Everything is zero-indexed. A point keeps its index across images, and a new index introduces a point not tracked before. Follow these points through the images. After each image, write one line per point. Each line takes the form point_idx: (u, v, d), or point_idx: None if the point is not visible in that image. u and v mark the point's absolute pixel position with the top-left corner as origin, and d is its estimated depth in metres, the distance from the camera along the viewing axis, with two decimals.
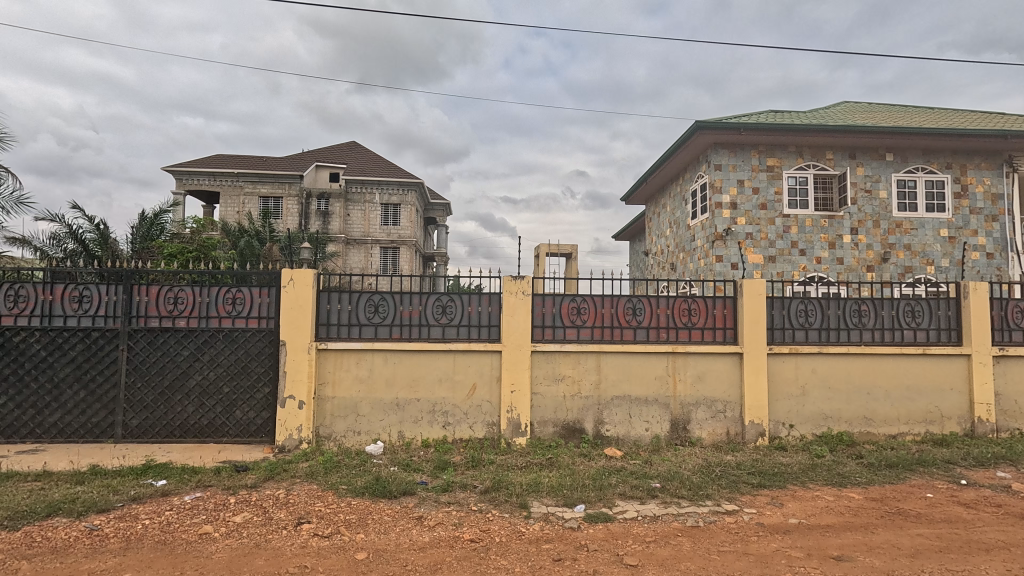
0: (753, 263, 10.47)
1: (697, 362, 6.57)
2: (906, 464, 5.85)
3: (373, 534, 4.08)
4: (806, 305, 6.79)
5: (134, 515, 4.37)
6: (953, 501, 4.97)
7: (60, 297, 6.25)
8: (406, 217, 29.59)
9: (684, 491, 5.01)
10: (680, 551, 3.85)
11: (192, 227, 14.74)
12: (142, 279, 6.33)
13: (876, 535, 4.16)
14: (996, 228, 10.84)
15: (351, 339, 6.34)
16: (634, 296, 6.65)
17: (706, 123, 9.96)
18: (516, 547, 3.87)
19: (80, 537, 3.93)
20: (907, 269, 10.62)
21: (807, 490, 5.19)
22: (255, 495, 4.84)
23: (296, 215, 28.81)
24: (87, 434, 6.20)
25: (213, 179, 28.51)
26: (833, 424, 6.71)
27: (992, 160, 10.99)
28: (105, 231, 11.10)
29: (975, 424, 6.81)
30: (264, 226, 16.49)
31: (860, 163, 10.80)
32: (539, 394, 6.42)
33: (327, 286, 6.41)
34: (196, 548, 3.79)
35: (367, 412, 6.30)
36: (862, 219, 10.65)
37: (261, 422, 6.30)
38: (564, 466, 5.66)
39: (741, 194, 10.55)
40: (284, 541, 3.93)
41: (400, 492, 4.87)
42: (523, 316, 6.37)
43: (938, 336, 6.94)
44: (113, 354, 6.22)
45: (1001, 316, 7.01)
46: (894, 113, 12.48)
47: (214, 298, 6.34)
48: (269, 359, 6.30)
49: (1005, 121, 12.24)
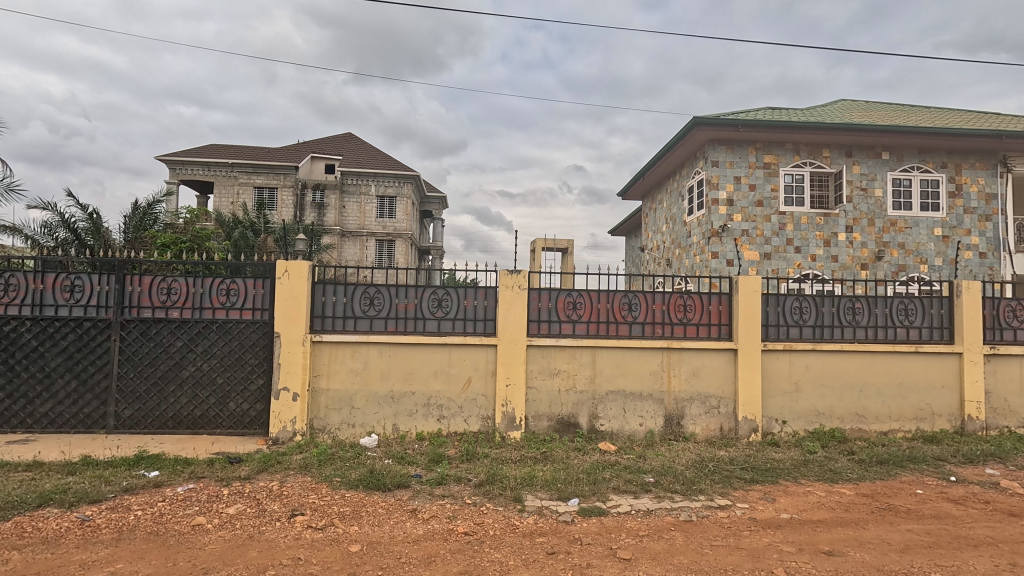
0: (749, 259, 10.52)
1: (692, 358, 6.60)
2: (897, 461, 5.90)
3: (368, 526, 4.08)
4: (800, 303, 6.81)
5: (126, 506, 4.35)
6: (942, 497, 5.03)
7: (51, 286, 6.18)
8: (401, 209, 29.46)
9: (677, 486, 5.04)
10: (674, 545, 3.87)
11: (186, 218, 14.63)
12: (135, 269, 6.28)
13: (866, 530, 4.20)
14: (990, 228, 10.92)
15: (347, 331, 6.32)
16: (630, 292, 6.65)
17: (704, 119, 9.94)
18: (511, 541, 3.88)
19: (72, 528, 3.91)
20: (900, 267, 10.69)
21: (799, 486, 5.23)
22: (250, 487, 4.83)
23: (291, 207, 28.67)
24: (79, 424, 6.16)
25: (207, 170, 28.24)
26: (825, 421, 6.75)
27: (988, 159, 11.04)
28: (97, 220, 11.02)
29: (964, 422, 6.88)
30: (259, 218, 16.34)
31: (856, 161, 10.82)
32: (535, 389, 6.43)
33: (322, 278, 6.37)
34: (189, 540, 3.78)
35: (362, 404, 6.29)
36: (857, 218, 10.69)
37: (256, 414, 6.27)
38: (558, 461, 5.67)
39: (738, 191, 10.56)
40: (279, 533, 3.93)
41: (394, 485, 4.88)
42: (518, 311, 6.37)
43: (931, 334, 6.99)
44: (105, 345, 6.17)
45: (994, 315, 7.06)
46: (890, 112, 12.50)
47: (208, 289, 6.28)
48: (263, 351, 6.28)
49: (1000, 121, 12.32)
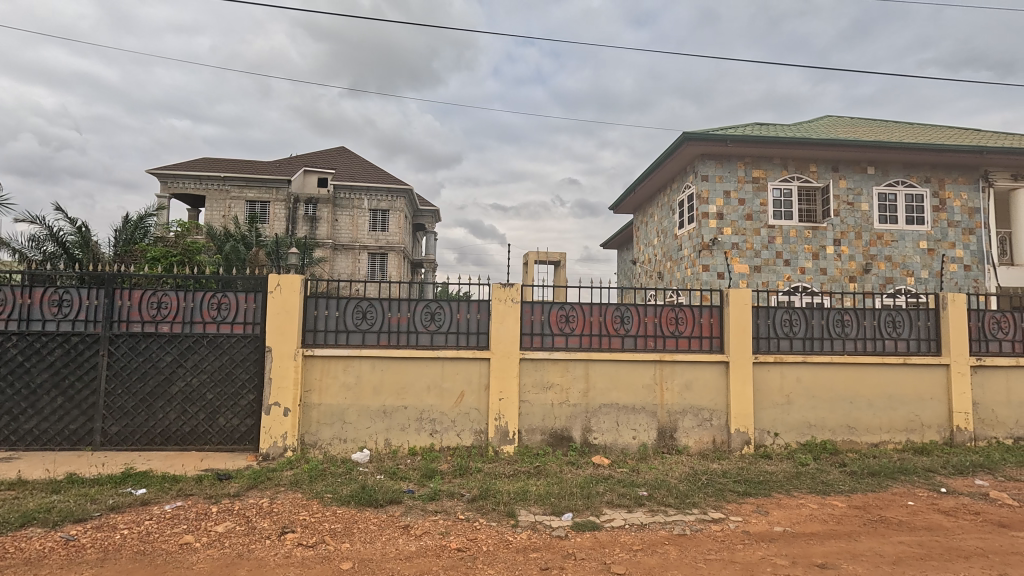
0: (738, 272, 10.61)
1: (684, 370, 6.63)
2: (888, 472, 5.94)
3: (359, 543, 4.03)
4: (790, 315, 6.89)
5: (112, 524, 4.27)
6: (933, 509, 5.06)
7: (38, 301, 6.12)
8: (394, 223, 29.52)
9: (671, 499, 5.03)
10: (667, 559, 3.86)
11: (178, 231, 14.56)
12: (125, 283, 6.25)
13: (859, 543, 4.21)
14: (974, 241, 11.13)
15: (339, 345, 6.29)
16: (622, 305, 6.69)
17: (694, 135, 10.10)
18: (504, 556, 3.86)
19: (56, 549, 3.82)
20: (888, 280, 10.84)
21: (791, 499, 5.25)
22: (239, 504, 4.76)
23: (283, 219, 28.74)
24: (64, 441, 6.05)
25: (198, 183, 28.20)
26: (817, 433, 6.79)
27: (970, 174, 11.29)
28: (86, 234, 10.97)
29: (954, 433, 6.94)
30: (251, 231, 16.27)
31: (843, 176, 11.03)
32: (528, 402, 6.42)
33: (315, 291, 6.36)
34: (177, 559, 3.71)
35: (354, 419, 6.24)
36: (845, 231, 10.86)
37: (245, 429, 6.21)
38: (552, 475, 5.65)
39: (728, 205, 10.70)
40: (268, 551, 3.87)
41: (386, 500, 4.83)
42: (511, 323, 6.38)
43: (918, 346, 7.08)
44: (93, 360, 6.10)
45: (979, 326, 7.18)
46: (876, 128, 12.76)
47: (199, 302, 6.25)
48: (254, 365, 6.22)
49: (982, 137, 12.63)
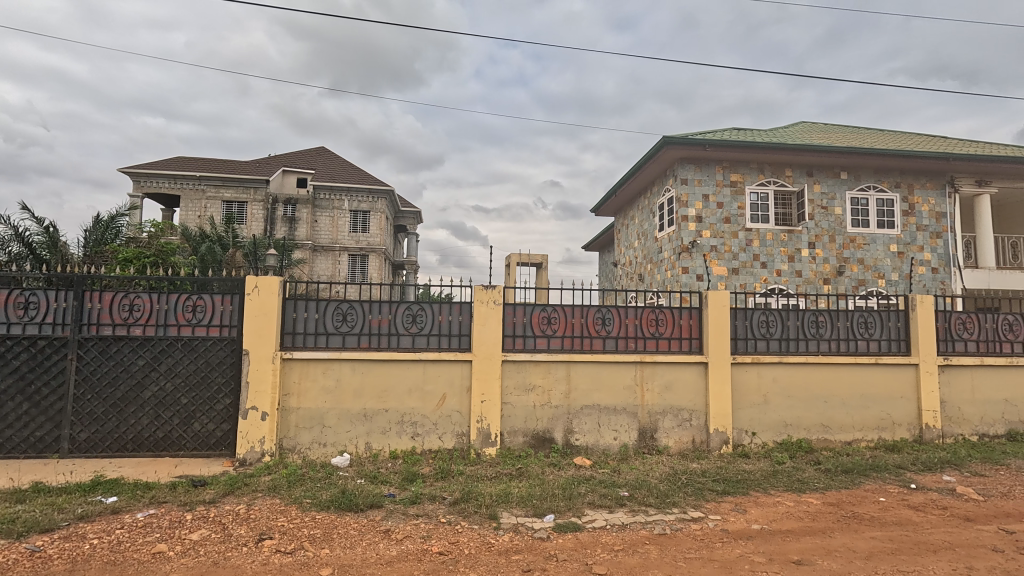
0: (717, 274, 10.79)
1: (664, 371, 6.71)
2: (860, 470, 6.10)
3: (339, 548, 3.98)
4: (767, 316, 7.03)
5: (81, 534, 4.13)
6: (903, 504, 5.21)
7: (3, 303, 5.91)
8: (375, 224, 29.25)
9: (652, 499, 5.08)
10: (648, 559, 3.89)
11: (151, 231, 14.17)
12: (95, 284, 6.07)
13: (833, 539, 4.31)
14: (941, 245, 11.51)
15: (318, 348, 6.21)
16: (604, 306, 6.73)
17: (674, 139, 10.24)
18: (486, 559, 3.84)
19: (20, 560, 3.68)
20: (860, 282, 11.15)
21: (768, 497, 5.35)
22: (214, 511, 4.65)
23: (261, 220, 28.22)
24: (30, 448, 5.84)
25: (173, 183, 27.53)
26: (793, 431, 6.93)
27: (937, 179, 11.67)
28: (54, 234, 10.63)
29: (923, 431, 7.16)
30: (227, 232, 15.93)
31: (817, 180, 11.31)
32: (510, 404, 6.42)
33: (294, 294, 6.26)
34: (149, 569, 3.61)
35: (334, 423, 6.15)
36: (819, 234, 11.13)
37: (221, 434, 6.07)
38: (534, 476, 5.66)
39: (706, 208, 10.88)
40: (245, 558, 3.79)
41: (367, 505, 4.78)
42: (493, 325, 6.38)
43: (889, 346, 7.29)
44: (61, 364, 5.90)
45: (945, 327, 7.43)
46: (849, 134, 13.12)
47: (173, 305, 6.10)
48: (230, 369, 6.09)
49: (949, 144, 13.07)
